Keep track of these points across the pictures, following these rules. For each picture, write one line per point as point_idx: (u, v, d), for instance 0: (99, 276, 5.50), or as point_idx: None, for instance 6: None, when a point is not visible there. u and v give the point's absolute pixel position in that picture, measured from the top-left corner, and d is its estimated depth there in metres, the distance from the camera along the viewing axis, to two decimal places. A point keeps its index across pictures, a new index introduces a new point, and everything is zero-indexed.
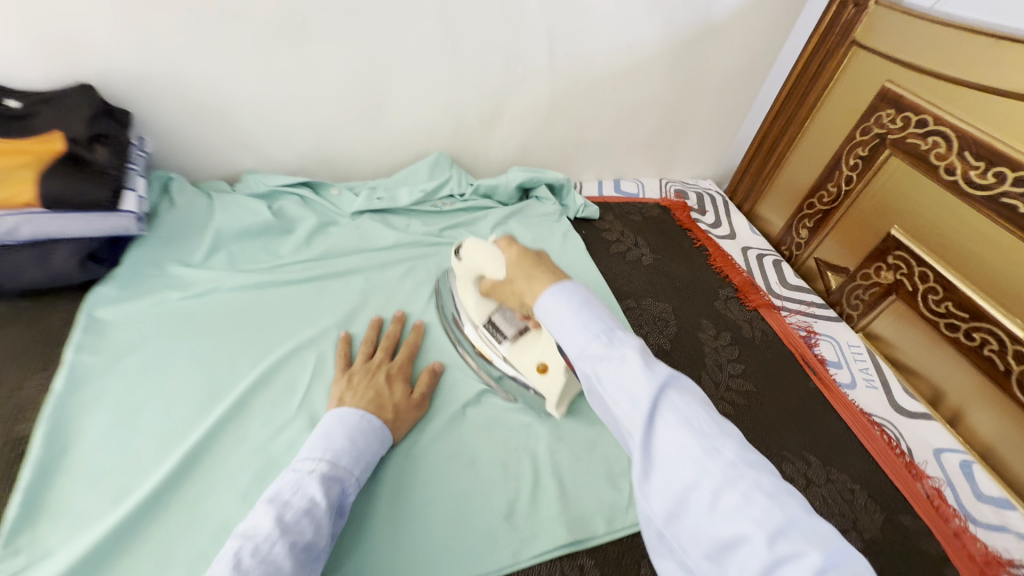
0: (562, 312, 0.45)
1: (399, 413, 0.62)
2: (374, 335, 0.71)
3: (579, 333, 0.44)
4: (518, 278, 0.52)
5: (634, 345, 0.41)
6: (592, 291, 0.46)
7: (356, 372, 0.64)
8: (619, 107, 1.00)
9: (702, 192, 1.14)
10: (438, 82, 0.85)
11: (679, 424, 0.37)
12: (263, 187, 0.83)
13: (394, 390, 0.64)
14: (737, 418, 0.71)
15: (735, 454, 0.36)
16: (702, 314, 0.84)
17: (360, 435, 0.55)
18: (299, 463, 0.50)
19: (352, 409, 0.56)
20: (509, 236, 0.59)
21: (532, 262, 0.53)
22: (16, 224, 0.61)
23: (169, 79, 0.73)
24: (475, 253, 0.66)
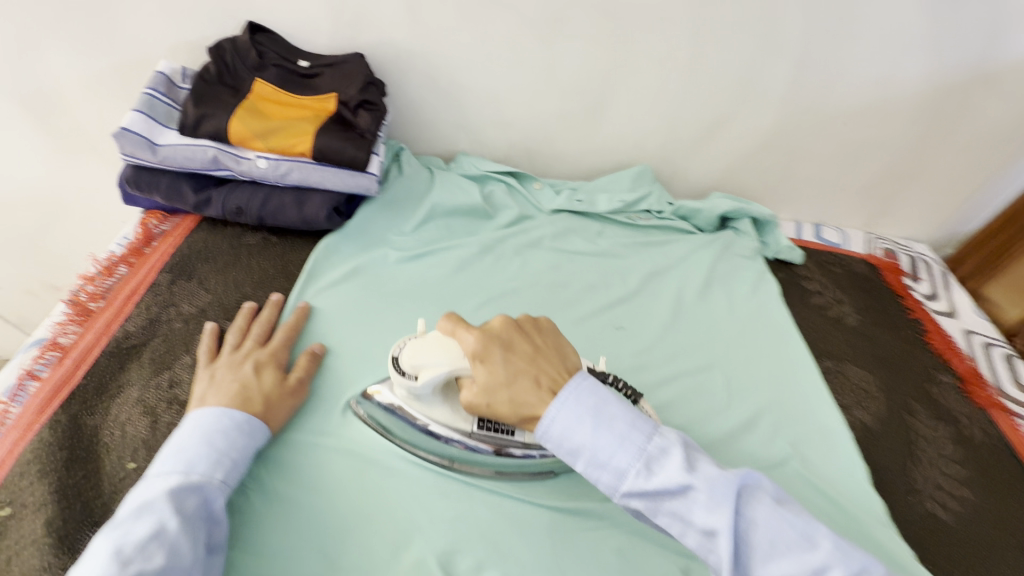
0: (581, 431, 0.45)
1: (275, 404, 0.54)
2: (245, 323, 0.62)
3: (615, 463, 0.44)
4: (500, 394, 0.49)
5: (679, 472, 0.42)
6: (601, 396, 0.46)
7: (221, 366, 0.56)
8: (847, 150, 0.90)
9: (916, 257, 1.00)
10: (664, 94, 0.83)
11: (771, 546, 0.39)
12: (476, 170, 0.87)
13: (265, 378, 0.56)
14: (958, 532, 0.61)
15: (842, 572, 0.38)
16: (915, 397, 0.74)
17: (219, 435, 0.48)
18: (147, 482, 0.45)
19: (206, 410, 0.50)
20: (453, 314, 0.53)
21: (510, 372, 0.49)
22: (289, 169, 0.69)
23: (426, 57, 0.78)
24: (426, 352, 0.52)
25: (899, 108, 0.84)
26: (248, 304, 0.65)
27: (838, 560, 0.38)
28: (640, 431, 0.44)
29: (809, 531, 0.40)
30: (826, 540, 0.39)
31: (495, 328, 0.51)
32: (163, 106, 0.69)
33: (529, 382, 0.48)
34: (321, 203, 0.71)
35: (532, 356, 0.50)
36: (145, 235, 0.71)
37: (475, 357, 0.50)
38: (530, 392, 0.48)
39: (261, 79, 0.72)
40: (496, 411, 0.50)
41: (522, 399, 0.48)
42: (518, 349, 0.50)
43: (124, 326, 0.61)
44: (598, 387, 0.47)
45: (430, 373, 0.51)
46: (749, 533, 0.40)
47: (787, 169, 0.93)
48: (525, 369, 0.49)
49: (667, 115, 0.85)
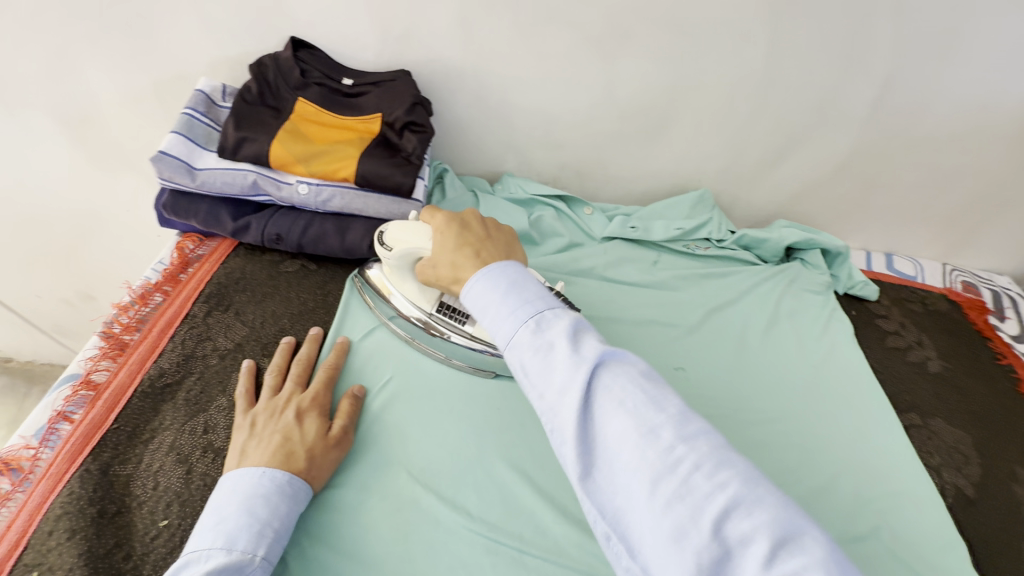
0: (491, 299, 0.44)
1: (317, 459, 0.50)
2: (283, 362, 0.59)
3: (506, 322, 0.42)
4: (443, 261, 0.50)
5: (560, 332, 0.39)
6: (521, 272, 0.45)
7: (260, 414, 0.52)
8: (930, 176, 0.82)
9: (999, 291, 0.92)
10: (732, 115, 0.76)
11: (615, 407, 0.35)
12: (523, 193, 0.82)
13: (308, 428, 0.52)
14: None
15: (671, 433, 0.34)
16: (1015, 461, 0.66)
17: (261, 503, 0.45)
18: (186, 558, 0.41)
19: (248, 471, 0.47)
20: (433, 207, 0.56)
21: (456, 243, 0.50)
22: (331, 196, 0.65)
23: (476, 75, 0.74)
24: (402, 230, 0.57)
25: (996, 132, 0.76)
26: (291, 339, 0.61)
27: (679, 434, 0.34)
28: (536, 299, 0.42)
29: (667, 404, 0.35)
30: (684, 414, 0.36)
31: (463, 215, 0.53)
32: (202, 127, 0.66)
33: (469, 251, 0.49)
34: (363, 231, 0.67)
35: (482, 238, 0.50)
36: (181, 260, 0.68)
37: (438, 232, 0.53)
38: (467, 261, 0.48)
39: (304, 98, 0.68)
40: (443, 280, 0.51)
41: (461, 266, 0.48)
42: (472, 232, 0.51)
43: (159, 362, 0.58)
44: (518, 266, 0.45)
45: (400, 246, 0.56)
46: (598, 396, 0.36)
47: (859, 195, 0.85)
48: (469, 243, 0.49)
49: (733, 137, 0.79)
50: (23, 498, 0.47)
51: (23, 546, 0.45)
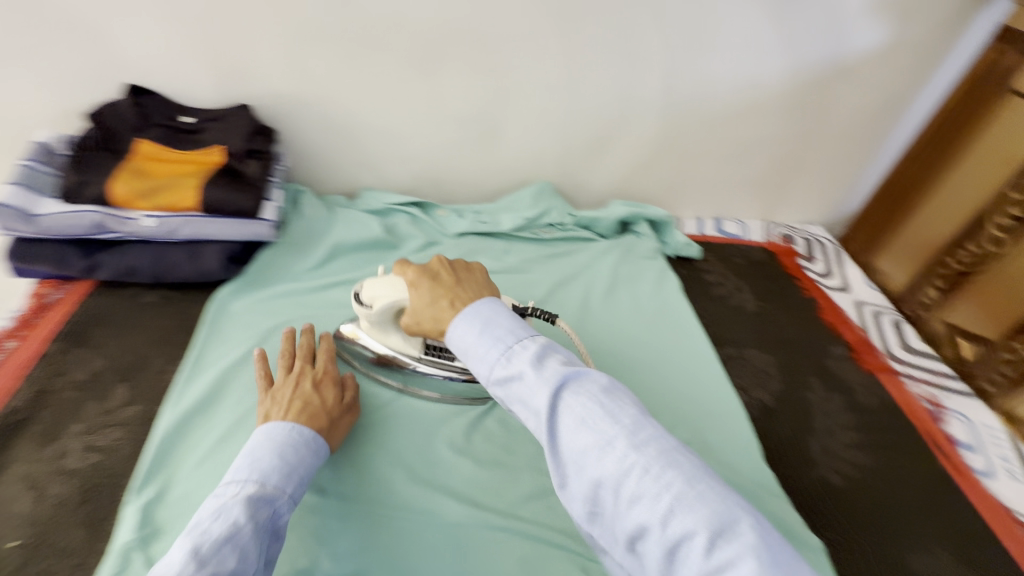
0: (467, 337, 0.48)
1: (334, 421, 0.59)
2: (288, 346, 0.65)
3: (482, 359, 0.46)
4: (425, 311, 0.54)
5: (526, 361, 0.44)
6: (492, 309, 0.49)
7: (280, 386, 0.60)
8: (732, 147, 0.96)
9: (811, 238, 1.07)
10: (552, 113, 0.87)
11: (577, 426, 0.40)
12: (379, 204, 0.89)
13: (325, 395, 0.60)
14: (850, 493, 0.65)
15: (625, 445, 0.38)
16: (811, 372, 0.79)
17: (289, 449, 0.51)
18: (224, 487, 0.47)
19: (279, 422, 0.53)
20: (406, 259, 0.60)
21: (434, 293, 0.54)
22: (178, 226, 0.70)
23: (315, 101, 0.81)
24: (377, 285, 0.63)
25: (769, 105, 0.91)
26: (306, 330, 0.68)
27: (636, 450, 0.38)
28: (508, 332, 0.47)
29: (622, 418, 0.40)
30: (639, 424, 0.40)
31: (433, 266, 0.57)
32: (42, 176, 0.69)
33: (445, 301, 0.52)
34: (215, 254, 0.72)
35: (452, 285, 0.54)
36: (35, 305, 0.70)
37: (411, 288, 0.57)
38: (444, 311, 0.52)
39: (144, 138, 0.73)
40: (426, 331, 0.55)
41: (443, 319, 0.52)
42: (442, 282, 0.55)
43: (9, 401, 0.60)
44: (490, 302, 0.50)
45: (381, 303, 0.62)
46: (563, 419, 0.41)
47: (680, 170, 0.98)
48: (440, 295, 0.53)
49: (558, 132, 0.90)
50: None
51: None
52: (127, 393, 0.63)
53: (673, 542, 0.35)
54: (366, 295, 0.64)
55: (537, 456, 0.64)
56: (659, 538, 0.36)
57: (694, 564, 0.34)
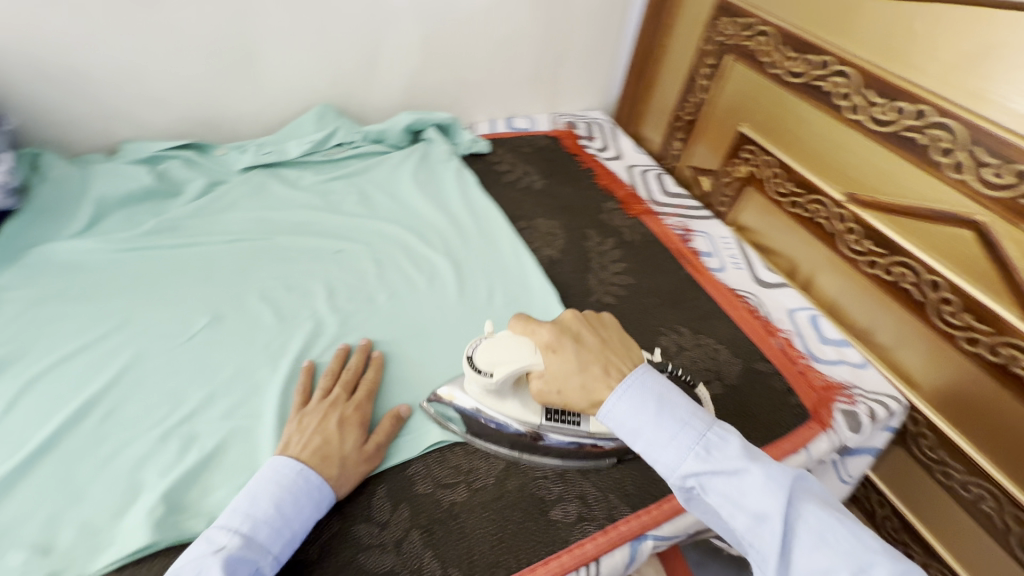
0: (645, 423, 0.49)
1: (348, 468, 0.54)
2: (338, 367, 0.64)
3: (671, 450, 0.47)
4: (571, 376, 0.52)
5: (740, 456, 0.45)
6: (663, 386, 0.50)
7: (310, 412, 0.58)
8: (497, 46, 1.04)
9: (590, 121, 1.21)
10: (307, 31, 0.86)
11: (816, 541, 0.41)
12: (145, 152, 0.83)
13: (347, 438, 0.56)
14: (619, 306, 0.80)
15: (881, 566, 0.39)
16: (589, 225, 0.93)
17: (289, 498, 0.49)
18: (213, 536, 0.46)
19: (289, 464, 0.51)
20: (528, 317, 0.57)
21: (580, 361, 0.52)
22: None
23: (17, 47, 0.72)
24: (502, 348, 0.56)
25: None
26: (359, 359, 0.65)
27: (884, 561, 0.40)
28: (690, 416, 0.48)
29: (853, 523, 0.42)
30: (882, 545, 0.41)
31: (567, 322, 0.56)
32: None
33: (597, 366, 0.52)
34: None
35: (600, 348, 0.53)
36: None
37: (550, 349, 0.54)
38: (597, 378, 0.51)
39: None
40: (572, 403, 0.53)
41: (593, 389, 0.51)
42: (588, 345, 0.54)
43: None
44: (655, 376, 0.51)
45: (503, 371, 0.55)
46: (792, 520, 0.43)
47: (457, 76, 1.04)
48: (591, 359, 0.52)
49: (321, 51, 0.89)
50: None
51: None
52: None
53: None
54: (478, 361, 0.57)
55: (353, 343, 0.70)
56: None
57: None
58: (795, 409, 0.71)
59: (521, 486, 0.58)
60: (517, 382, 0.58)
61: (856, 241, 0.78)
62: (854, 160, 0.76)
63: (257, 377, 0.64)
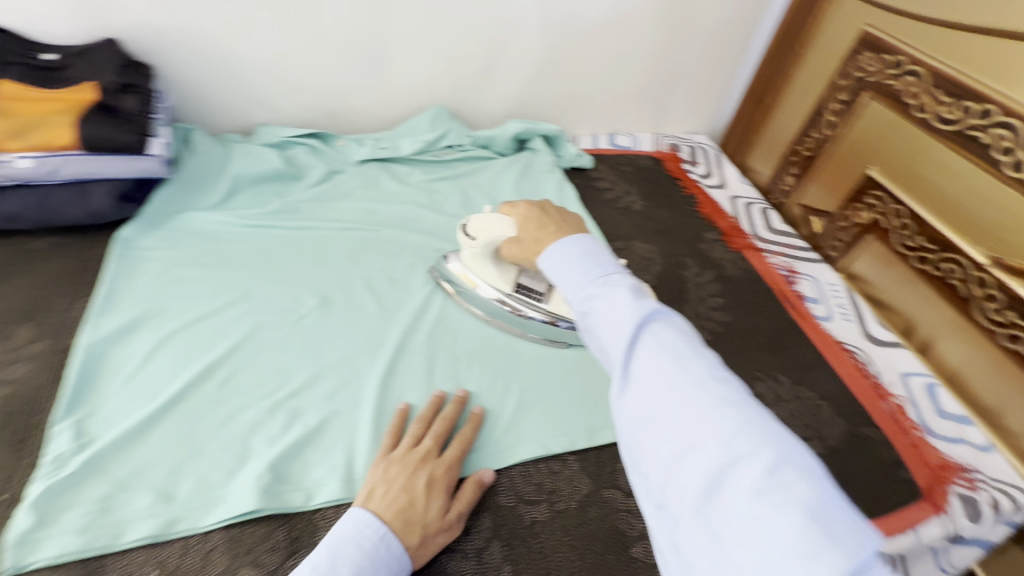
0: (567, 264, 0.53)
1: (428, 537, 0.50)
2: (430, 415, 0.60)
3: (577, 279, 0.51)
4: (530, 235, 0.62)
5: (627, 287, 0.48)
6: (592, 244, 0.54)
7: (397, 460, 0.55)
8: (613, 62, 1.03)
9: (695, 145, 1.17)
10: (436, 36, 0.89)
11: (656, 345, 0.44)
12: (275, 137, 0.89)
13: (432, 503, 0.52)
14: (714, 342, 0.77)
15: (703, 373, 0.41)
16: (687, 254, 0.90)
17: (369, 567, 0.46)
18: None
19: (372, 523, 0.48)
20: (512, 201, 0.69)
21: (540, 223, 0.62)
22: (59, 165, 0.69)
23: (186, 33, 0.79)
24: (490, 224, 0.69)
25: (640, 18, 0.97)
26: (451, 409, 0.61)
27: (708, 384, 0.41)
28: (606, 265, 0.52)
29: (702, 355, 0.44)
30: (718, 368, 0.43)
31: (545, 206, 0.65)
32: None
33: (550, 229, 0.61)
34: (105, 191, 0.72)
35: (559, 219, 0.62)
36: None
37: (522, 219, 0.65)
38: (547, 236, 0.60)
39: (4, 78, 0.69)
40: (527, 252, 0.64)
41: (544, 241, 0.60)
42: (550, 216, 0.63)
43: None
44: (592, 239, 0.55)
45: (487, 237, 0.69)
46: (642, 336, 0.45)
47: (568, 88, 1.04)
48: (548, 223, 0.62)
49: (446, 55, 0.92)
50: None
51: None
52: (32, 331, 0.64)
53: (728, 461, 0.37)
54: (470, 229, 0.70)
55: (447, 343, 0.72)
56: (714, 458, 0.38)
57: (749, 479, 0.36)
58: (904, 484, 0.65)
59: (603, 515, 0.57)
60: (496, 254, 0.72)
61: (997, 310, 0.70)
62: (1010, 223, 0.68)
63: (358, 364, 0.67)
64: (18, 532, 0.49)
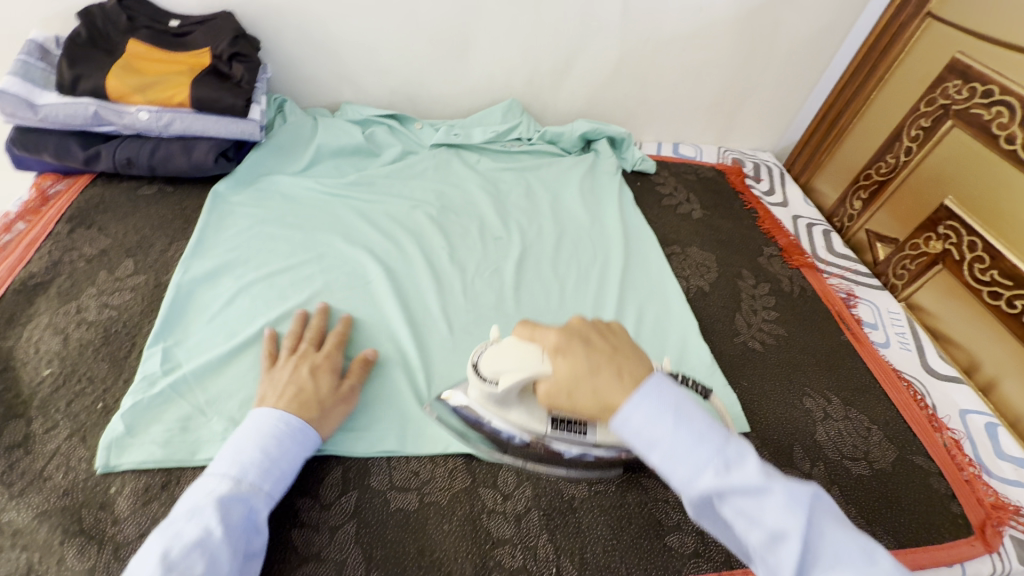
0: (656, 430, 0.43)
1: (328, 411, 0.56)
2: (298, 329, 0.64)
3: (684, 467, 0.41)
4: (580, 383, 0.47)
5: (758, 472, 0.39)
6: (677, 393, 0.44)
7: (279, 366, 0.59)
8: (686, 72, 1.04)
9: (759, 163, 1.17)
10: (519, 32, 0.93)
11: (829, 556, 0.37)
12: (359, 115, 0.95)
13: (321, 383, 0.57)
14: (765, 354, 0.77)
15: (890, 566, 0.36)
16: (744, 265, 0.90)
17: (273, 443, 0.50)
18: (205, 481, 0.47)
19: (269, 413, 0.52)
20: (529, 323, 0.54)
21: (591, 363, 0.48)
22: (170, 119, 0.75)
23: (292, 12, 0.85)
24: (504, 358, 0.53)
25: (719, 30, 0.98)
26: (319, 313, 0.67)
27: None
28: (714, 435, 0.42)
29: (867, 543, 0.38)
30: (888, 553, 0.37)
31: (574, 326, 0.52)
32: (39, 71, 0.74)
33: (607, 369, 0.47)
34: (208, 147, 0.78)
35: (609, 350, 0.49)
36: (40, 195, 0.76)
37: (558, 352, 0.50)
38: (613, 387, 0.46)
39: (134, 39, 0.77)
40: (582, 410, 0.48)
41: (608, 397, 0.46)
42: (597, 348, 0.50)
43: (28, 267, 0.68)
44: (672, 386, 0.45)
45: (510, 382, 0.52)
46: (811, 540, 0.37)
47: (639, 93, 1.06)
48: (600, 361, 0.48)
49: (525, 51, 0.96)
50: None
51: None
52: (134, 265, 0.71)
53: None
54: (481, 370, 0.55)
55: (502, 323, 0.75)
56: None
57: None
58: (955, 518, 0.63)
59: (642, 502, 0.58)
60: (521, 391, 0.56)
61: None
62: None
63: (417, 330, 0.71)
64: (111, 436, 0.54)
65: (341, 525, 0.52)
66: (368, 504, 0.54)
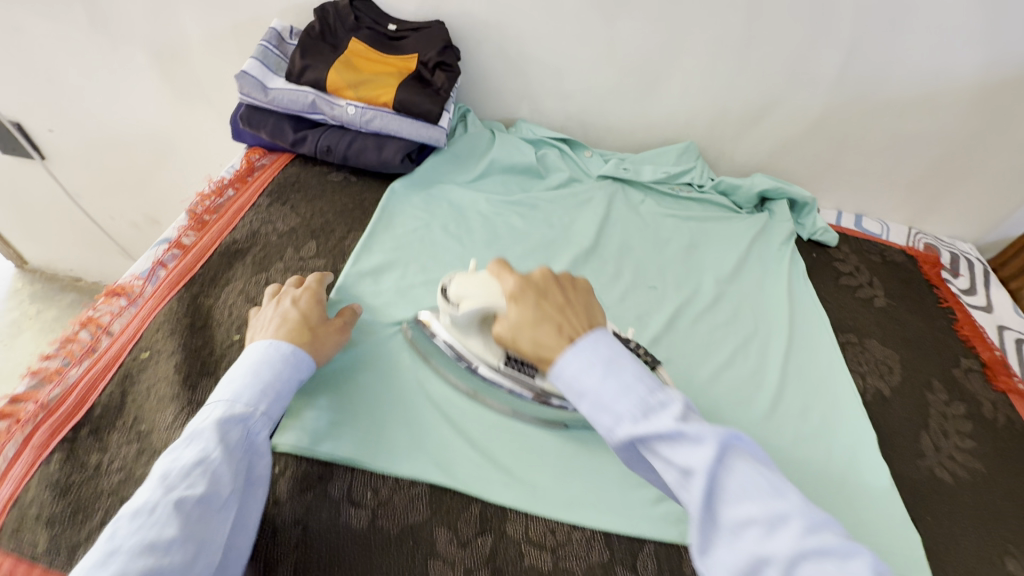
0: (588, 376, 0.43)
1: (319, 332, 0.59)
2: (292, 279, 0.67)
3: (617, 410, 0.41)
4: (524, 320, 0.49)
5: (677, 412, 0.40)
6: (609, 343, 0.45)
7: (266, 308, 0.61)
8: (893, 141, 0.92)
9: (958, 253, 1.01)
10: (716, 74, 0.87)
11: (741, 494, 0.36)
12: (533, 135, 0.95)
13: (308, 308, 0.61)
14: (957, 490, 0.65)
15: (801, 519, 0.35)
16: (933, 374, 0.77)
17: (266, 368, 0.53)
18: (205, 409, 0.49)
19: (262, 341, 0.55)
20: (503, 261, 0.56)
21: (539, 300, 0.50)
22: (372, 117, 0.79)
23: (497, 27, 0.86)
24: (472, 283, 0.56)
25: (950, 102, 0.86)
26: (311, 274, 0.70)
27: (805, 516, 0.35)
28: (638, 379, 0.42)
29: (783, 490, 0.37)
30: (805, 503, 0.37)
31: (535, 278, 0.52)
32: (274, 56, 0.81)
33: (552, 325, 0.48)
34: (397, 148, 0.82)
35: (563, 304, 0.50)
36: (248, 166, 0.84)
37: (512, 298, 0.51)
38: (552, 338, 0.47)
39: (356, 38, 0.82)
40: (518, 347, 0.50)
41: (543, 347, 0.47)
42: (551, 299, 0.50)
43: (233, 233, 0.74)
44: (603, 335, 0.46)
45: (470, 306, 0.56)
46: (721, 479, 0.37)
47: (831, 156, 0.96)
48: (552, 317, 0.48)
49: (717, 95, 0.90)
50: (134, 312, 0.63)
51: (137, 339, 0.60)
52: (316, 248, 0.75)
53: None
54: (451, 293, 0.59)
55: None
56: None
57: None
58: None
59: None
60: (484, 324, 0.60)
61: None
62: None
63: None
64: None
65: (475, 568, 0.50)
66: (502, 551, 0.52)
